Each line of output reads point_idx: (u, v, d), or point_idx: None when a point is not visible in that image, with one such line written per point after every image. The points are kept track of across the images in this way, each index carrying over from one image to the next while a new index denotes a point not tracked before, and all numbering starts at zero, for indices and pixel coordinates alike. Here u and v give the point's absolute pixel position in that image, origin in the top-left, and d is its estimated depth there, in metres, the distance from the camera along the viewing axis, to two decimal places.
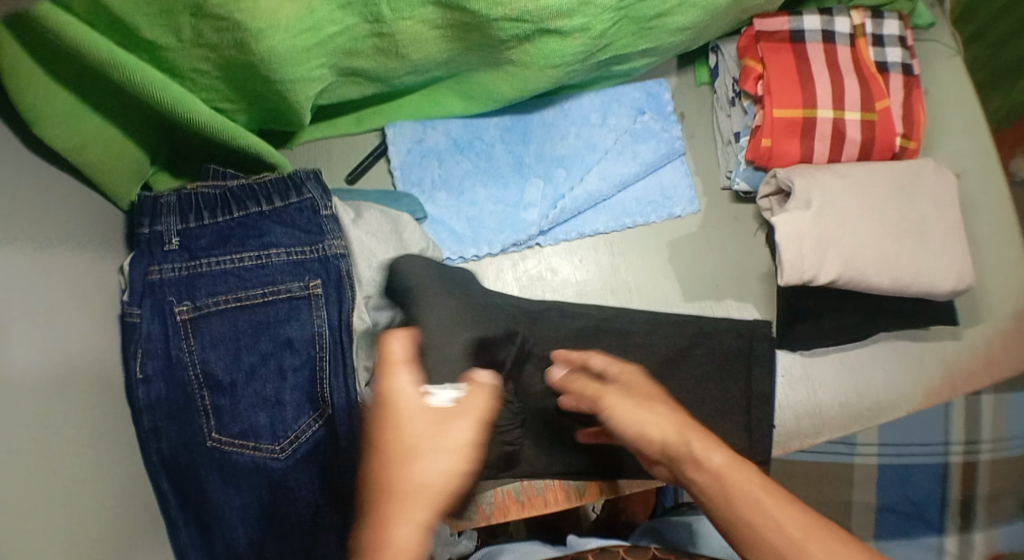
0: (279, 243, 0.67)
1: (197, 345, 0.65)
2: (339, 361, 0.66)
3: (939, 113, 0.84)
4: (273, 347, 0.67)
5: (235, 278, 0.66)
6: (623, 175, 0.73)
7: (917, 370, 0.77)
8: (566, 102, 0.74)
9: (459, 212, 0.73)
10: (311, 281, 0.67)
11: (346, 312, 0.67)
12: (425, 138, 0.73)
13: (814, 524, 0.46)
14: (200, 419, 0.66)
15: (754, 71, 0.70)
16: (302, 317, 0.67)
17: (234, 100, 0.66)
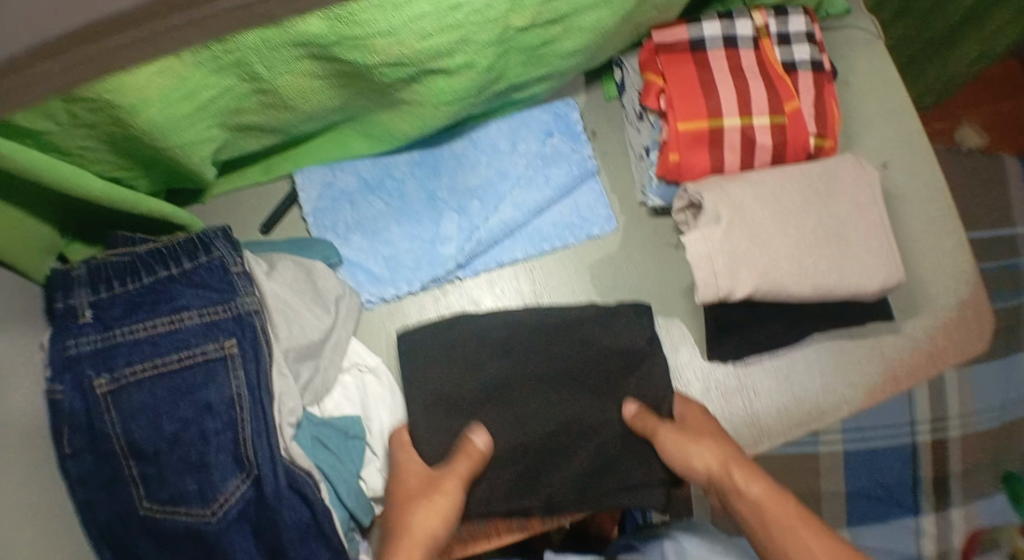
0: (191, 304, 0.67)
1: (118, 417, 0.64)
2: (261, 419, 0.65)
3: (860, 102, 0.83)
4: (193, 412, 0.66)
5: (151, 344, 0.65)
6: (536, 201, 0.73)
7: (852, 371, 0.77)
8: (473, 132, 0.74)
9: (376, 253, 0.73)
10: (226, 341, 0.66)
11: (264, 370, 0.66)
12: (335, 181, 0.72)
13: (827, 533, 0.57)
14: (129, 489, 0.65)
15: (655, 86, 0.69)
16: (221, 378, 0.66)
17: (130, 167, 0.64)
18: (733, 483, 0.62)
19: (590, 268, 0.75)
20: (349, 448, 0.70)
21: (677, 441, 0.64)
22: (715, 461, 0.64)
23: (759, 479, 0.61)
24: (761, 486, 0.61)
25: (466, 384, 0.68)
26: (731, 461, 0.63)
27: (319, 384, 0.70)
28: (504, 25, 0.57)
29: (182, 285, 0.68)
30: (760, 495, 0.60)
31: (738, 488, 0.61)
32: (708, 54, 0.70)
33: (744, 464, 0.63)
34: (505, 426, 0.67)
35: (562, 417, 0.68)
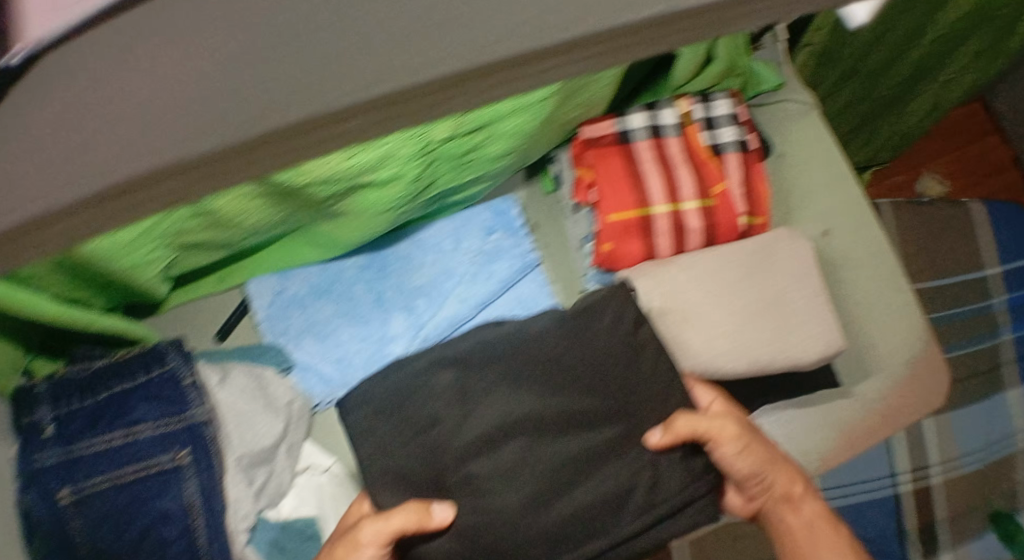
0: (145, 417, 0.69)
1: (81, 528, 0.65)
2: (215, 527, 0.67)
3: (799, 172, 0.85)
4: (149, 522, 0.67)
5: (106, 459, 0.67)
6: (480, 296, 0.76)
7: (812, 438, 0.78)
8: (417, 233, 0.77)
9: (327, 355, 0.75)
10: (178, 452, 0.68)
11: (216, 478, 0.68)
12: (286, 287, 0.75)
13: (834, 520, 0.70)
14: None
15: (585, 179, 0.72)
16: (174, 489, 0.67)
17: (86, 288, 0.66)
18: (787, 504, 0.70)
19: None
20: (305, 548, 0.72)
21: (760, 454, 0.67)
22: (763, 471, 0.67)
23: (813, 499, 0.70)
24: (807, 503, 0.70)
25: (480, 409, 0.61)
26: (797, 481, 0.70)
27: (274, 487, 0.72)
28: (426, 142, 0.60)
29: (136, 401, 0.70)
30: (806, 524, 0.69)
31: (794, 505, 0.70)
32: (634, 146, 0.73)
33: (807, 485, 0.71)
34: (507, 466, 0.59)
35: (586, 423, 0.63)
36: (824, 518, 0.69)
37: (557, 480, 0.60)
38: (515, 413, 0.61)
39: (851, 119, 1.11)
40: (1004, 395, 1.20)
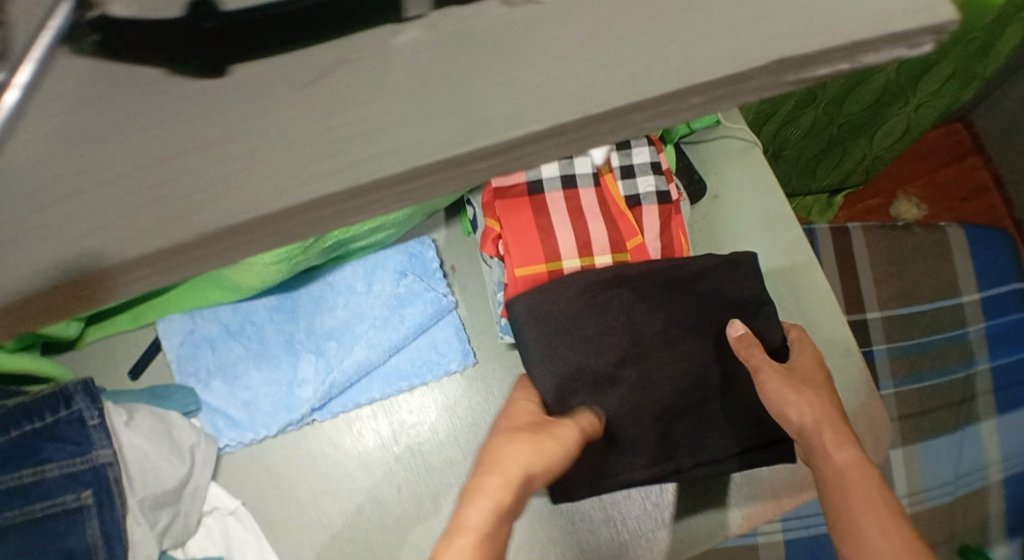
0: (53, 458, 0.68)
1: None
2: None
3: (734, 214, 0.82)
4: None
5: (16, 497, 0.67)
6: (391, 341, 0.74)
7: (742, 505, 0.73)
8: (329, 275, 0.75)
9: (236, 398, 0.75)
10: (83, 492, 0.68)
11: (117, 518, 0.68)
12: (198, 327, 0.75)
13: (871, 489, 0.57)
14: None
15: (493, 231, 0.69)
16: (78, 530, 0.67)
17: None
18: (822, 445, 0.60)
19: (452, 404, 0.74)
20: None
21: (778, 386, 0.63)
22: (815, 417, 0.61)
23: (847, 444, 0.59)
24: (848, 450, 0.59)
25: (618, 344, 0.68)
26: (827, 421, 0.61)
27: (179, 528, 0.72)
28: None
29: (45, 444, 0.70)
30: (849, 461, 0.58)
31: (826, 451, 0.60)
32: (546, 195, 0.71)
33: (836, 427, 0.61)
34: (649, 389, 0.68)
35: (691, 373, 0.69)
36: (858, 464, 0.58)
37: (678, 411, 0.69)
38: (662, 356, 0.69)
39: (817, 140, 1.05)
40: (977, 427, 1.13)
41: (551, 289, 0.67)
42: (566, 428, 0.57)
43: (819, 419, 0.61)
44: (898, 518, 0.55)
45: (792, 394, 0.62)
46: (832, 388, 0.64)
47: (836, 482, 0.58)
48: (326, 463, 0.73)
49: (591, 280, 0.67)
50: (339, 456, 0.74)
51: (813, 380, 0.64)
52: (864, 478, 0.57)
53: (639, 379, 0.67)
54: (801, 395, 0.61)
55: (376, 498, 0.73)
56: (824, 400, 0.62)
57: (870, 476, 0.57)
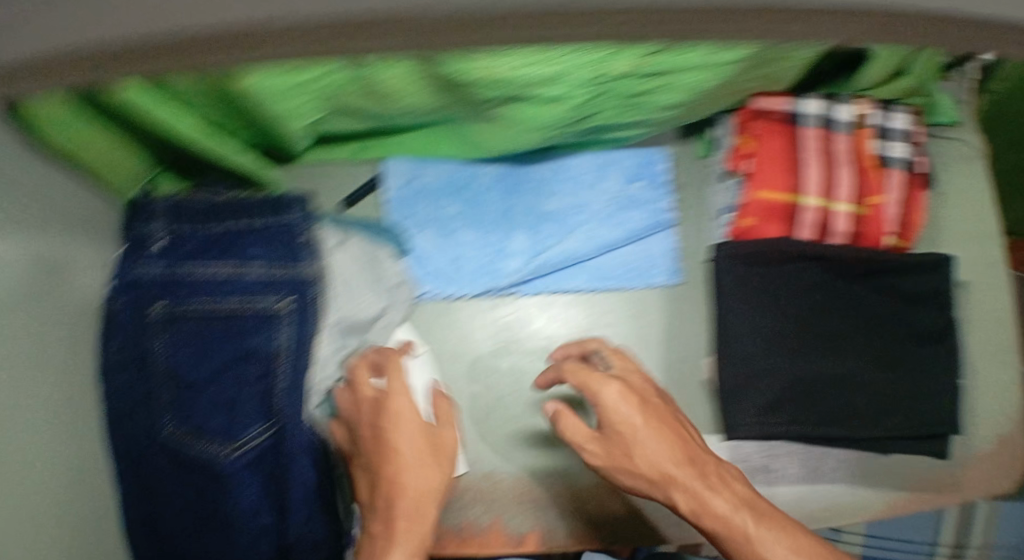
0: (256, 259, 0.68)
1: (166, 342, 0.68)
2: (297, 377, 0.67)
3: (946, 214, 0.81)
4: (235, 355, 0.67)
5: (212, 282, 0.68)
6: (606, 239, 0.73)
7: (862, 478, 0.76)
8: (560, 159, 0.74)
9: (443, 252, 0.75)
10: (280, 300, 0.67)
11: (307, 335, 0.67)
12: (419, 176, 0.75)
13: (771, 523, 0.57)
14: (158, 402, 0.68)
15: (745, 149, 0.69)
16: (265, 334, 0.67)
17: (229, 124, 0.65)
18: (704, 498, 0.58)
19: (645, 316, 0.74)
20: None
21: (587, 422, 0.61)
22: (674, 474, 0.59)
23: (743, 506, 0.58)
24: (721, 500, 0.58)
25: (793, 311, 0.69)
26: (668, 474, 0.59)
27: None
28: (603, 70, 0.58)
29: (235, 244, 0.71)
30: (727, 511, 0.57)
31: (705, 506, 0.58)
32: (804, 130, 0.69)
33: (688, 475, 0.59)
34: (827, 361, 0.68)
35: (861, 353, 0.70)
36: (752, 506, 0.58)
37: (856, 383, 0.69)
38: (836, 329, 0.69)
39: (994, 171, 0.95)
40: None
41: (748, 247, 0.68)
42: (660, 422, 0.60)
43: (658, 472, 0.60)
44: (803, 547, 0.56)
45: (648, 441, 0.60)
46: (658, 420, 0.61)
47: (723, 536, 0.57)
48: (512, 338, 0.75)
49: (786, 253, 0.68)
50: (527, 335, 0.75)
51: (627, 426, 0.60)
52: (767, 531, 0.56)
53: (816, 350, 0.68)
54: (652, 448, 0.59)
55: (554, 383, 0.74)
56: (691, 447, 0.61)
57: (767, 516, 0.58)
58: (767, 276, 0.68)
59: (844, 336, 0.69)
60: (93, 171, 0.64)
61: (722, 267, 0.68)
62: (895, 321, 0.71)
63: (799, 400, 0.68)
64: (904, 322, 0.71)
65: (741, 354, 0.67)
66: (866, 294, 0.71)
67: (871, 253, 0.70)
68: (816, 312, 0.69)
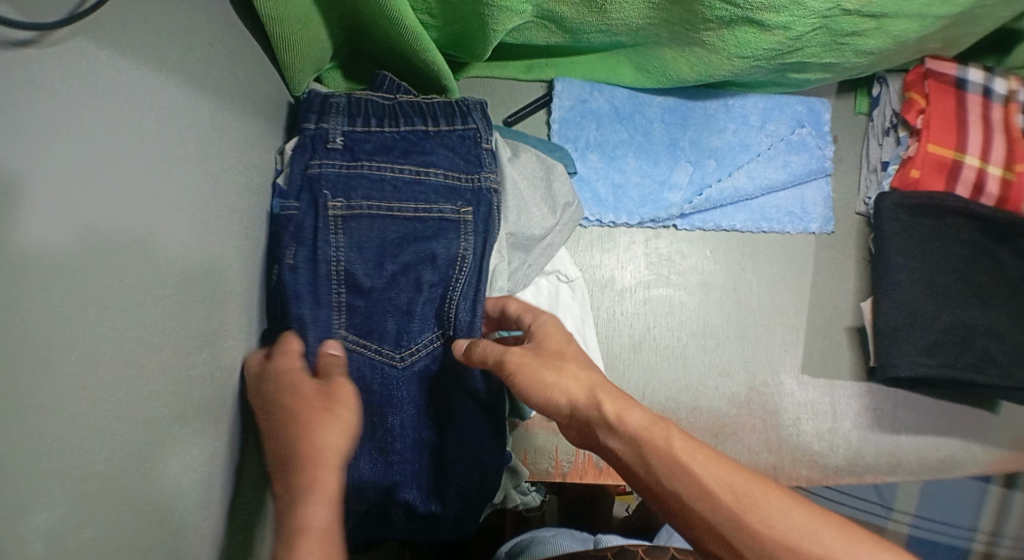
0: (440, 164, 0.64)
1: (344, 242, 0.59)
2: (473, 288, 0.63)
3: None
4: (415, 259, 0.62)
5: (394, 182, 0.62)
6: (770, 180, 0.73)
7: (972, 435, 0.79)
8: (730, 98, 0.75)
9: (607, 177, 0.74)
10: (463, 207, 0.64)
11: (490, 242, 0.64)
12: (590, 100, 0.74)
13: (656, 420, 0.47)
14: (323, 308, 0.59)
15: (917, 105, 0.73)
16: (449, 239, 0.63)
17: (434, 13, 0.64)
18: (607, 416, 0.48)
19: (796, 260, 0.76)
20: None
21: (533, 374, 0.51)
22: (566, 401, 0.50)
23: (634, 405, 0.48)
24: (638, 412, 0.47)
25: (938, 261, 0.73)
26: (597, 388, 0.49)
27: (521, 277, 0.69)
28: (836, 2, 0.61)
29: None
30: (645, 420, 0.47)
31: (612, 427, 0.47)
32: (967, 95, 0.74)
33: (611, 393, 0.49)
34: (963, 311, 0.73)
35: (995, 308, 0.74)
36: (650, 421, 0.46)
37: (991, 336, 0.73)
38: (974, 283, 0.73)
39: None
40: None
41: (906, 195, 0.72)
42: (578, 367, 0.51)
43: (587, 384, 0.50)
44: (724, 477, 0.43)
45: (541, 373, 0.51)
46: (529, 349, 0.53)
47: (680, 492, 0.44)
48: (669, 270, 0.75)
49: (941, 205, 0.72)
50: (682, 267, 0.75)
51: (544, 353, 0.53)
52: (659, 437, 0.46)
53: (955, 300, 0.73)
54: (561, 369, 0.51)
55: (705, 319, 0.74)
56: (607, 381, 0.50)
57: (603, 383, 0.50)
58: (922, 227, 0.72)
59: (986, 295, 0.74)
60: (285, 47, 0.62)
61: (885, 214, 0.72)
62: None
63: (942, 343, 0.72)
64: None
65: (889, 295, 0.71)
66: (1006, 254, 0.75)
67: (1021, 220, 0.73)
68: (957, 264, 0.73)
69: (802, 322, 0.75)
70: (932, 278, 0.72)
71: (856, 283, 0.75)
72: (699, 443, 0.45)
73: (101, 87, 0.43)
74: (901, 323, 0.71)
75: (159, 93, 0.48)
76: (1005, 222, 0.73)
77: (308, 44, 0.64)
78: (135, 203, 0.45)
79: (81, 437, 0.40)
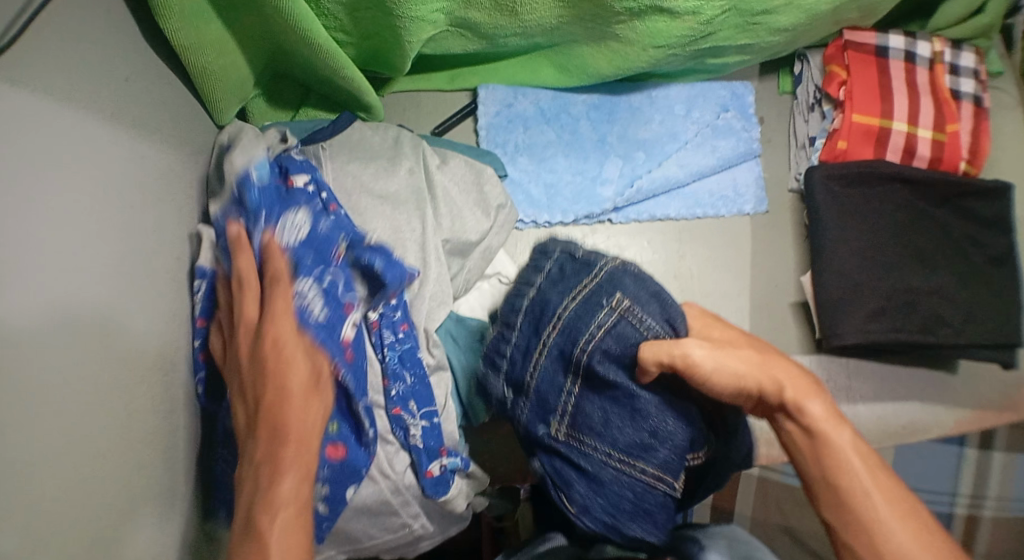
0: (561, 300, 0.54)
1: (591, 438, 0.53)
2: (657, 319, 0.52)
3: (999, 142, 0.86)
4: (628, 387, 0.52)
5: (557, 359, 0.54)
6: (700, 166, 0.74)
7: (935, 397, 0.80)
8: (653, 89, 0.76)
9: (538, 178, 0.74)
10: (611, 299, 0.52)
11: (637, 284, 0.53)
12: (515, 103, 0.74)
13: (829, 412, 0.49)
14: (643, 504, 0.53)
15: (838, 77, 0.73)
16: (629, 334, 0.52)
17: (349, 32, 0.65)
18: (791, 400, 0.49)
19: (736, 241, 0.76)
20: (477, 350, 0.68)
21: (725, 363, 0.49)
22: (755, 384, 0.49)
23: (817, 395, 0.49)
24: (819, 401, 0.49)
25: (874, 228, 0.73)
26: (787, 379, 0.50)
27: (462, 282, 0.70)
28: None
29: (330, 160, 0.67)
30: (825, 413, 0.48)
31: (798, 416, 0.49)
32: (889, 62, 0.75)
33: (808, 384, 0.50)
34: (901, 274, 0.73)
35: (934, 269, 0.74)
36: (834, 414, 0.49)
37: (934, 297, 0.73)
38: (908, 246, 0.74)
39: None
40: None
41: (834, 168, 0.72)
42: (768, 361, 0.50)
43: (767, 372, 0.49)
44: (889, 477, 0.47)
45: (725, 357, 0.49)
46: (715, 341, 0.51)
47: (853, 490, 0.46)
48: None
49: (871, 171, 0.72)
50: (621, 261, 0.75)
51: (724, 339, 0.52)
52: (836, 434, 0.48)
53: (892, 264, 0.73)
54: (751, 359, 0.50)
55: None
56: (779, 360, 0.51)
57: (770, 360, 0.50)
58: (852, 195, 0.73)
59: (926, 254, 0.74)
60: (203, 80, 0.63)
61: (815, 187, 0.72)
62: (964, 242, 0.75)
63: (889, 308, 0.72)
64: (978, 245, 0.75)
65: (830, 268, 0.71)
66: (938, 216, 0.75)
67: (949, 179, 0.74)
68: (889, 229, 0.73)
69: (747, 303, 0.75)
70: (869, 247, 0.72)
71: (795, 258, 0.76)
72: (867, 441, 0.48)
73: (21, 131, 0.44)
74: (842, 293, 0.71)
75: (79, 130, 0.50)
76: (935, 182, 0.73)
77: (227, 75, 0.65)
78: (61, 237, 0.47)
79: (33, 464, 0.42)
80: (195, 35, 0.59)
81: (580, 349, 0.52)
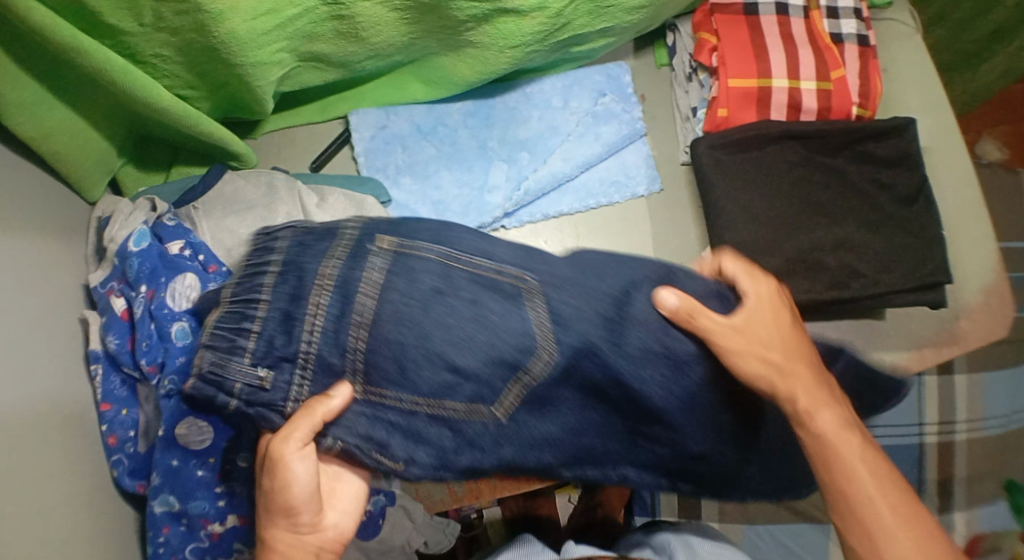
0: (315, 265, 0.50)
1: (388, 391, 0.52)
2: (444, 251, 0.50)
3: (899, 77, 0.84)
4: (426, 324, 0.49)
5: (336, 319, 0.50)
6: (586, 156, 0.73)
7: (866, 345, 0.79)
8: (527, 86, 0.74)
9: (424, 197, 0.73)
10: (377, 244, 0.50)
11: (419, 227, 0.51)
12: (388, 123, 0.73)
13: (844, 424, 0.51)
14: (472, 432, 0.55)
15: (707, 43, 0.72)
16: (421, 270, 0.50)
17: (197, 86, 0.63)
18: (805, 405, 0.51)
19: (635, 224, 0.75)
20: None
21: (741, 343, 0.52)
22: (775, 377, 0.52)
23: (831, 406, 0.52)
24: (832, 412, 0.52)
25: (770, 190, 0.72)
26: (805, 381, 0.52)
27: None
28: None
29: (204, 219, 0.67)
30: (835, 425, 0.51)
31: (808, 415, 0.51)
32: (761, 18, 0.73)
33: (817, 387, 0.52)
34: (804, 232, 0.71)
35: (838, 223, 0.72)
36: (842, 425, 0.51)
37: (842, 251, 0.72)
38: (809, 203, 0.72)
39: (941, 45, 0.97)
40: None
41: (718, 137, 0.71)
42: (798, 362, 0.53)
43: (794, 375, 0.52)
44: (893, 486, 0.49)
45: (748, 340, 0.52)
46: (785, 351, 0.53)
47: (842, 469, 0.50)
48: None
49: (755, 135, 0.71)
50: None
51: (756, 326, 0.53)
52: (849, 438, 0.51)
53: (795, 225, 0.71)
54: (782, 356, 0.52)
55: None
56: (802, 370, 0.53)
57: (807, 373, 0.53)
58: (743, 160, 0.71)
59: (827, 208, 0.73)
60: (58, 162, 0.62)
61: (703, 160, 0.71)
62: (868, 188, 0.73)
63: (796, 270, 0.71)
64: (882, 187, 0.74)
65: (732, 239, 0.70)
66: (837, 165, 0.74)
67: (841, 126, 0.73)
68: (785, 188, 0.72)
69: None
70: (767, 211, 0.71)
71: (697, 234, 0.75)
72: (877, 453, 0.51)
73: None
74: (747, 263, 0.70)
75: None
76: (823, 133, 0.72)
77: (81, 152, 0.64)
78: None
79: None
80: (39, 123, 0.58)
81: (358, 303, 0.49)
